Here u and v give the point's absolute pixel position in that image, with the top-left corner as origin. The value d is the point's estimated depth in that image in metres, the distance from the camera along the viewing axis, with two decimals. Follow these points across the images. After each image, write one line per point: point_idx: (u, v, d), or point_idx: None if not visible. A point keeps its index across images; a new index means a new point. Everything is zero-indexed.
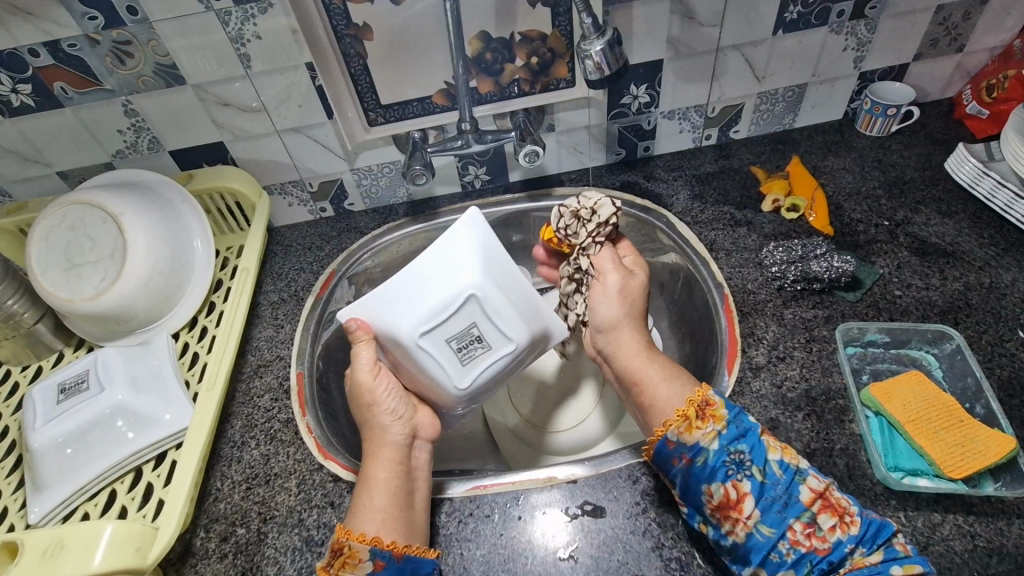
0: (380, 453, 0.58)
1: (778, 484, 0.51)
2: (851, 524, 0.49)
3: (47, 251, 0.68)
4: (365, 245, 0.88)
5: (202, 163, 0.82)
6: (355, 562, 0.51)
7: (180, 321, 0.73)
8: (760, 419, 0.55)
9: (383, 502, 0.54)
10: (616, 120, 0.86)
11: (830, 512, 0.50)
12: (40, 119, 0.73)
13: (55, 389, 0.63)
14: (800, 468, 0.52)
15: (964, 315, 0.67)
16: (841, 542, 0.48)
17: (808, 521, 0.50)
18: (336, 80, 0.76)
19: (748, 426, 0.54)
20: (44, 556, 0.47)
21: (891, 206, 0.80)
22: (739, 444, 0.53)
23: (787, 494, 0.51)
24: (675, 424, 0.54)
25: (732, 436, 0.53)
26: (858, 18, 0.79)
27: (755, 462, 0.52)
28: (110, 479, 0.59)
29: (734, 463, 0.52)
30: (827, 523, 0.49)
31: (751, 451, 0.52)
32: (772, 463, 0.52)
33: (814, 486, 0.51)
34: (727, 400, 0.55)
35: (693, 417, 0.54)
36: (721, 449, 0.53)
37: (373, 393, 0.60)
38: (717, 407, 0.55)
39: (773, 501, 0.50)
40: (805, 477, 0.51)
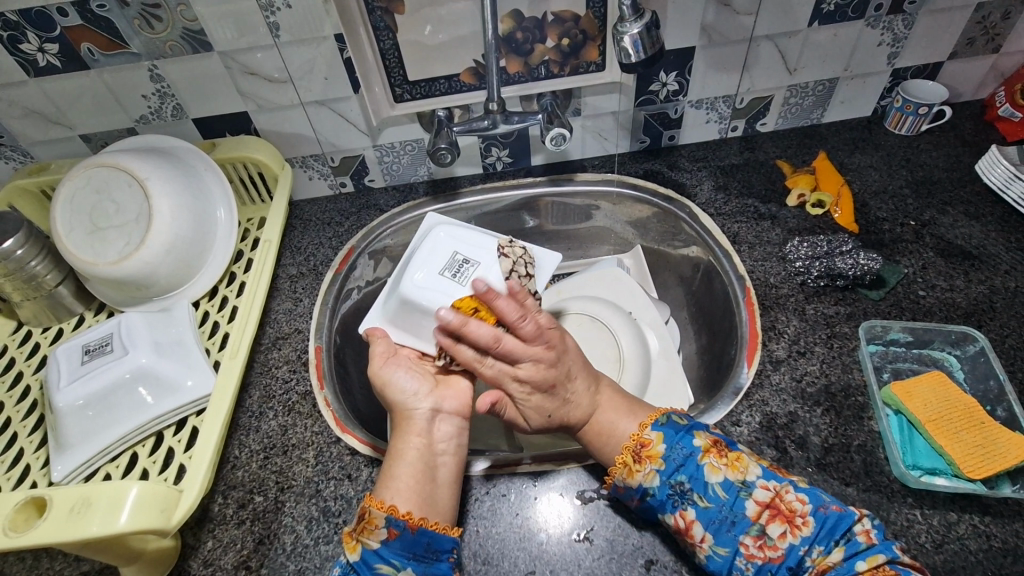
0: (405, 424, 0.58)
1: (723, 506, 0.50)
2: (804, 525, 0.49)
3: (71, 213, 0.68)
4: (386, 222, 0.88)
5: (225, 133, 0.82)
6: (371, 528, 0.51)
7: (201, 290, 0.73)
8: (702, 441, 0.53)
9: (411, 474, 0.54)
10: (643, 108, 0.85)
11: (778, 521, 0.49)
12: (65, 80, 0.72)
13: (79, 350, 0.63)
14: (745, 482, 0.51)
15: (988, 318, 0.67)
16: (795, 547, 0.48)
17: (758, 533, 0.49)
18: (364, 53, 0.75)
19: (687, 454, 0.53)
20: (71, 514, 0.47)
21: (917, 205, 0.79)
22: (677, 476, 0.52)
23: (735, 512, 0.50)
24: (615, 471, 0.54)
25: (670, 469, 0.53)
26: (896, 13, 0.77)
27: (696, 489, 0.51)
28: (131, 442, 0.60)
29: (677, 494, 0.52)
30: (778, 531, 0.49)
31: (692, 480, 0.52)
32: (714, 487, 0.51)
33: (761, 498, 0.50)
34: (661, 434, 0.54)
35: (630, 462, 0.54)
36: (661, 484, 0.52)
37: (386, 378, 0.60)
38: (652, 446, 0.54)
39: (721, 523, 0.50)
40: (751, 491, 0.51)
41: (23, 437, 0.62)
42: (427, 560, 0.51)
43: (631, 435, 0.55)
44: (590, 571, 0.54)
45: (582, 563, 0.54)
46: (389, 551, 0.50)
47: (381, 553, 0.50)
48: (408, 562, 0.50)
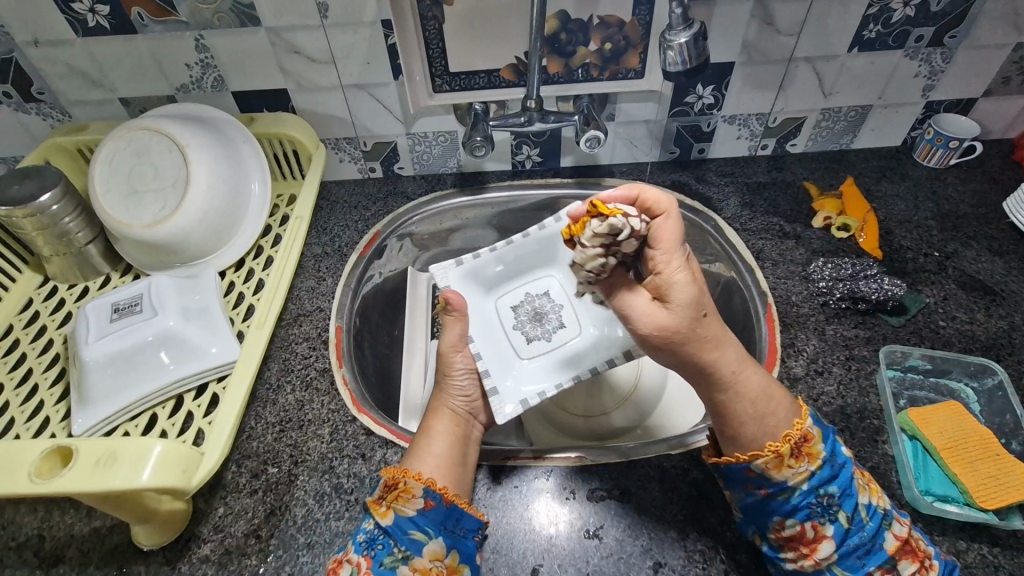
0: (440, 411, 0.62)
1: (865, 531, 0.49)
2: (931, 567, 0.49)
3: (110, 173, 0.69)
4: (412, 210, 0.88)
5: (263, 108, 0.83)
6: (408, 497, 0.52)
7: (229, 260, 0.74)
8: (854, 456, 0.52)
9: (440, 452, 0.57)
10: (676, 118, 0.86)
11: (910, 559, 0.49)
12: (112, 42, 0.73)
13: (108, 308, 0.63)
14: (886, 512, 0.50)
15: (1006, 353, 0.68)
16: None
17: (888, 568, 0.49)
18: (409, 41, 0.76)
19: (843, 467, 0.50)
20: (96, 466, 0.47)
21: (942, 237, 0.80)
22: (829, 487, 0.49)
23: (874, 541, 0.49)
24: (766, 458, 0.49)
25: (824, 479, 0.50)
26: (935, 46, 0.78)
27: (844, 506, 0.49)
28: (152, 403, 0.61)
29: (821, 506, 0.49)
30: (908, 569, 0.49)
31: (842, 497, 0.49)
32: (861, 509, 0.49)
33: (898, 533, 0.50)
34: (824, 434, 0.51)
35: (786, 454, 0.49)
36: (808, 491, 0.49)
37: (451, 366, 0.65)
38: (814, 444, 0.50)
39: (856, 549, 0.49)
40: (890, 523, 0.50)
41: (43, 390, 0.63)
42: (456, 535, 0.53)
43: (794, 423, 0.51)
44: (597, 568, 0.54)
45: (590, 560, 0.55)
46: (423, 520, 0.52)
47: (415, 521, 0.52)
48: (440, 533, 0.52)
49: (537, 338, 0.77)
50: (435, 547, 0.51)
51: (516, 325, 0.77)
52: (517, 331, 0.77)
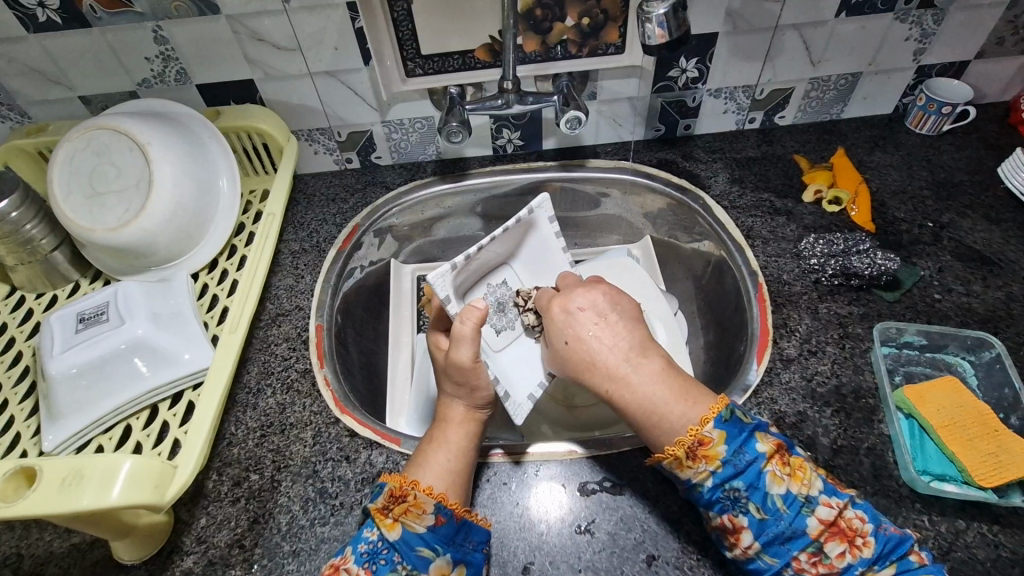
0: (454, 419, 0.59)
1: (782, 519, 0.47)
2: (865, 546, 0.46)
3: (69, 176, 0.66)
4: (391, 201, 0.86)
5: (230, 100, 0.79)
6: (418, 512, 0.50)
7: (201, 261, 0.71)
8: (766, 446, 0.48)
9: (453, 464, 0.55)
10: (660, 94, 0.83)
11: (839, 539, 0.47)
12: (65, 38, 0.69)
13: (74, 318, 0.61)
14: (809, 497, 0.47)
15: (1004, 324, 0.66)
16: (852, 567, 0.46)
17: (814, 550, 0.47)
18: (377, 24, 0.73)
19: (750, 461, 0.48)
20: (63, 485, 0.46)
21: (936, 207, 0.78)
22: (734, 482, 0.48)
23: (793, 527, 0.47)
24: (666, 459, 0.49)
25: (728, 474, 0.48)
26: (926, 7, 0.75)
27: (753, 498, 0.47)
28: (126, 414, 0.59)
29: (731, 499, 0.48)
30: (836, 550, 0.47)
31: (750, 489, 0.47)
32: (774, 498, 0.47)
33: (823, 516, 0.47)
34: (726, 433, 0.48)
35: (683, 456, 0.48)
36: (714, 486, 0.48)
37: (475, 376, 0.57)
38: (713, 445, 0.48)
39: (776, 537, 0.47)
40: (813, 507, 0.47)
41: (14, 405, 0.61)
42: (463, 549, 0.51)
43: (689, 428, 0.48)
44: (590, 564, 0.53)
45: (582, 556, 0.53)
46: (432, 537, 0.50)
47: (424, 537, 0.50)
48: (447, 549, 0.50)
49: (506, 328, 0.71)
50: (442, 563, 0.50)
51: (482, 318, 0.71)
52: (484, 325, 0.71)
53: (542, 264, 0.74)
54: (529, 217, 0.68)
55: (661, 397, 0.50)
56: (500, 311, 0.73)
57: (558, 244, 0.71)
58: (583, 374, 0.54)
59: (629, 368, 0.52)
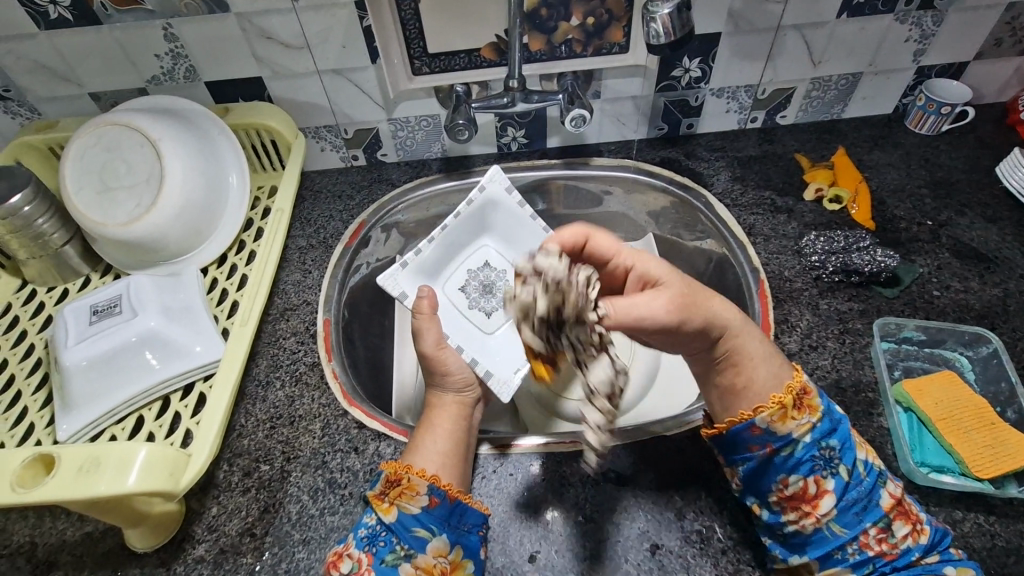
0: (442, 406, 0.61)
1: (862, 486, 0.49)
2: (922, 533, 0.48)
3: (82, 171, 0.67)
4: (397, 198, 0.87)
5: (239, 98, 0.80)
6: (412, 494, 0.52)
7: (211, 256, 0.72)
8: (852, 414, 0.52)
9: (442, 447, 0.57)
10: (663, 93, 0.84)
11: (905, 520, 0.48)
12: (75, 35, 0.70)
13: (87, 311, 0.62)
14: (882, 471, 0.50)
15: (1001, 320, 0.67)
16: (911, 550, 0.48)
17: (883, 527, 0.48)
18: (385, 23, 0.74)
19: (840, 421, 0.51)
20: (79, 473, 0.47)
21: (935, 206, 0.79)
22: (830, 440, 0.50)
23: (869, 497, 0.49)
24: (768, 410, 0.50)
25: (826, 431, 0.50)
26: (926, 9, 0.76)
27: (844, 460, 0.49)
28: (139, 405, 0.60)
29: (823, 459, 0.49)
30: (902, 531, 0.48)
31: (842, 450, 0.49)
32: (859, 464, 0.49)
33: (893, 492, 0.49)
34: (820, 391, 0.52)
35: (790, 406, 0.50)
36: (812, 443, 0.50)
37: (445, 363, 0.63)
38: (814, 398, 0.51)
39: (854, 504, 0.49)
40: (886, 482, 0.50)
41: (27, 396, 0.61)
42: (460, 531, 0.52)
43: (794, 377, 0.52)
44: (595, 553, 0.54)
45: (587, 544, 0.54)
46: (428, 518, 0.52)
47: (420, 518, 0.51)
48: (444, 529, 0.51)
49: (495, 311, 0.82)
50: (439, 544, 0.51)
51: (471, 304, 0.81)
52: (474, 310, 0.81)
53: (512, 230, 0.82)
54: (481, 197, 0.80)
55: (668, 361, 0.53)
56: (484, 292, 0.82)
57: (522, 211, 0.80)
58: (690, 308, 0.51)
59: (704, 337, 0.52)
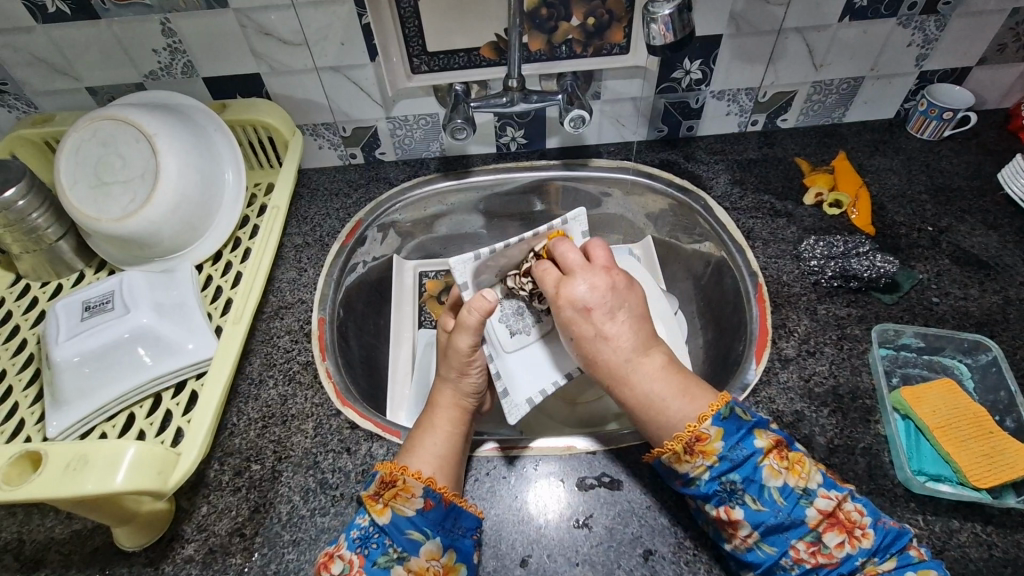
0: (445, 404, 0.60)
1: (780, 511, 0.47)
2: (863, 537, 0.47)
3: (76, 165, 0.66)
4: (395, 197, 0.86)
5: (236, 94, 0.80)
6: (407, 496, 0.51)
7: (205, 253, 0.72)
8: (764, 441, 0.49)
9: (441, 449, 0.56)
10: (663, 95, 0.83)
11: (836, 530, 0.47)
12: (72, 29, 0.70)
13: (78, 306, 0.61)
14: (807, 490, 0.48)
15: (1001, 328, 0.67)
16: (852, 557, 0.46)
17: (812, 539, 0.47)
18: (384, 19, 0.73)
19: (747, 454, 0.48)
20: (67, 470, 0.47)
21: (935, 212, 0.78)
22: (731, 475, 0.48)
23: (791, 518, 0.47)
24: (664, 454, 0.50)
25: (724, 467, 0.48)
26: (929, 13, 0.75)
27: (749, 491, 0.48)
28: (129, 402, 0.59)
29: (727, 492, 0.48)
30: (835, 540, 0.47)
31: (747, 482, 0.48)
32: (772, 490, 0.48)
33: (822, 507, 0.48)
34: (721, 428, 0.49)
35: (680, 451, 0.49)
36: (711, 480, 0.48)
37: (469, 365, 0.59)
38: (710, 441, 0.48)
39: (775, 528, 0.47)
40: (812, 498, 0.48)
41: (18, 391, 0.61)
42: (453, 534, 0.52)
43: (687, 424, 0.49)
44: (587, 558, 0.54)
45: (580, 549, 0.54)
46: (422, 520, 0.51)
47: (413, 521, 0.51)
48: (437, 533, 0.51)
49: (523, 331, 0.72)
50: (433, 547, 0.50)
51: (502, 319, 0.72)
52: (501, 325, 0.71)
53: None
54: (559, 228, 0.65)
55: (667, 391, 0.52)
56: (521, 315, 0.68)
57: (584, 260, 0.66)
58: (585, 368, 0.56)
59: (630, 368, 0.52)
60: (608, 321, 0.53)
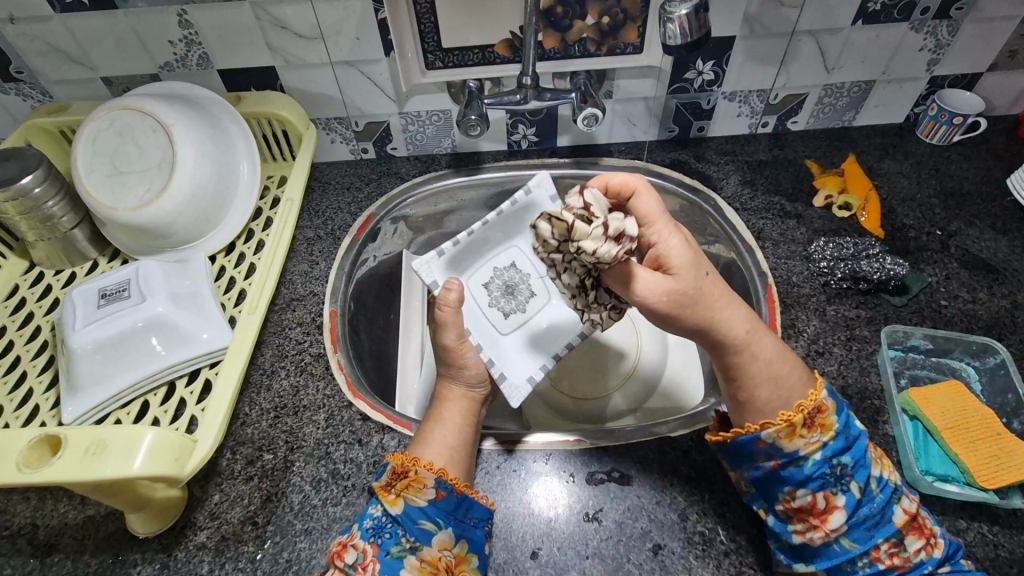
0: (453, 398, 0.61)
1: (874, 501, 0.49)
2: (936, 546, 0.48)
3: (93, 154, 0.67)
4: (406, 192, 0.86)
5: (251, 87, 0.80)
6: (418, 487, 0.51)
7: (218, 244, 0.72)
8: (866, 428, 0.51)
9: (452, 441, 0.57)
10: (675, 95, 0.84)
11: (917, 535, 0.48)
12: (90, 19, 0.70)
13: (95, 294, 0.62)
14: (896, 486, 0.50)
15: (1008, 332, 0.67)
16: (924, 563, 0.47)
17: (895, 541, 0.48)
18: (400, 15, 0.74)
19: (856, 438, 0.50)
20: (86, 454, 0.47)
21: (944, 216, 0.79)
22: (842, 457, 0.49)
23: (882, 513, 0.48)
24: (776, 426, 0.49)
25: (838, 448, 0.49)
26: (941, 19, 0.76)
27: (856, 477, 0.49)
28: (144, 390, 0.60)
29: (834, 475, 0.49)
30: (914, 544, 0.48)
31: (855, 467, 0.49)
32: (873, 479, 0.49)
33: (907, 508, 0.49)
34: (837, 406, 0.50)
35: (799, 424, 0.49)
36: (823, 459, 0.49)
37: (463, 358, 0.62)
38: (828, 415, 0.50)
39: (864, 520, 0.48)
40: (900, 497, 0.49)
41: (32, 377, 0.61)
42: (465, 525, 0.52)
43: (808, 394, 0.50)
44: (597, 551, 0.54)
45: (590, 543, 0.54)
46: (434, 511, 0.51)
47: (426, 511, 0.51)
48: (449, 523, 0.51)
49: (514, 312, 0.74)
50: (445, 538, 0.51)
51: (491, 302, 0.73)
52: (493, 308, 0.73)
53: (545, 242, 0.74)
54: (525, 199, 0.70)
55: (774, 352, 0.51)
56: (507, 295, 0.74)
57: None
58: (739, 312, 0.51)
59: (728, 291, 0.51)
60: (696, 269, 0.50)
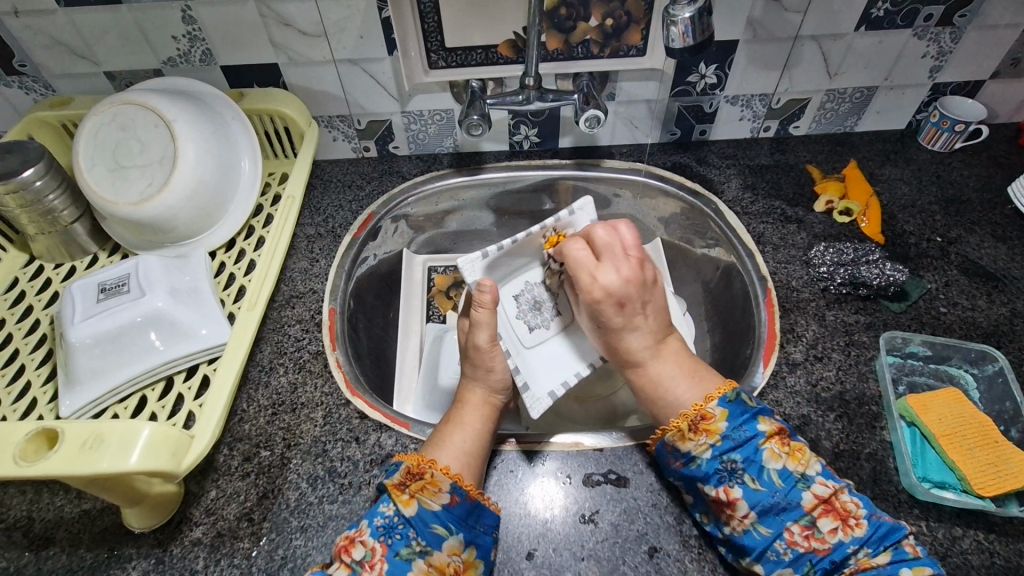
0: (475, 403, 0.61)
1: (777, 491, 0.50)
2: (856, 526, 0.48)
3: (94, 148, 0.67)
4: (407, 190, 0.86)
5: (253, 83, 0.80)
6: (434, 490, 0.51)
7: (219, 240, 0.72)
8: (767, 426, 0.52)
9: (469, 446, 0.57)
10: (678, 98, 0.84)
11: (832, 517, 0.49)
12: (93, 13, 0.70)
13: (94, 289, 0.62)
14: (805, 474, 0.50)
15: (1007, 340, 0.67)
16: (844, 544, 0.48)
17: (807, 523, 0.49)
18: (404, 15, 0.74)
19: (749, 437, 0.51)
20: (83, 449, 0.47)
21: (945, 223, 0.79)
22: (732, 454, 0.51)
23: (788, 499, 0.49)
24: (669, 431, 0.53)
25: (727, 446, 0.51)
26: (944, 25, 0.76)
27: (748, 470, 0.50)
28: (142, 384, 0.60)
29: (727, 471, 0.51)
30: (829, 526, 0.48)
31: (747, 462, 0.50)
32: (769, 472, 0.50)
33: (818, 492, 0.50)
34: (727, 410, 0.52)
35: (685, 429, 0.52)
36: (713, 458, 0.51)
37: (492, 361, 0.61)
38: (714, 420, 0.52)
39: (770, 507, 0.49)
40: (809, 484, 0.50)
41: (31, 370, 0.61)
42: (475, 531, 0.52)
43: (694, 403, 0.53)
44: (593, 553, 0.54)
45: (586, 545, 0.54)
46: (447, 515, 0.51)
47: (438, 515, 0.51)
48: (460, 528, 0.51)
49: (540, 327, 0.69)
50: (455, 542, 0.50)
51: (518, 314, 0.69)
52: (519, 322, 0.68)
53: None
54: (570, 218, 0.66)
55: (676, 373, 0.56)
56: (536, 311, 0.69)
57: None
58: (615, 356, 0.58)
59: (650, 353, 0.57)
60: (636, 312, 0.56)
